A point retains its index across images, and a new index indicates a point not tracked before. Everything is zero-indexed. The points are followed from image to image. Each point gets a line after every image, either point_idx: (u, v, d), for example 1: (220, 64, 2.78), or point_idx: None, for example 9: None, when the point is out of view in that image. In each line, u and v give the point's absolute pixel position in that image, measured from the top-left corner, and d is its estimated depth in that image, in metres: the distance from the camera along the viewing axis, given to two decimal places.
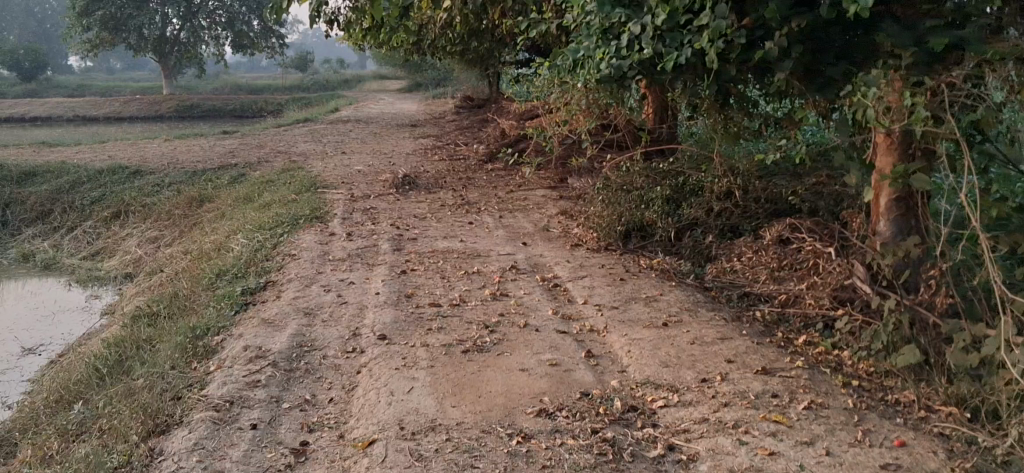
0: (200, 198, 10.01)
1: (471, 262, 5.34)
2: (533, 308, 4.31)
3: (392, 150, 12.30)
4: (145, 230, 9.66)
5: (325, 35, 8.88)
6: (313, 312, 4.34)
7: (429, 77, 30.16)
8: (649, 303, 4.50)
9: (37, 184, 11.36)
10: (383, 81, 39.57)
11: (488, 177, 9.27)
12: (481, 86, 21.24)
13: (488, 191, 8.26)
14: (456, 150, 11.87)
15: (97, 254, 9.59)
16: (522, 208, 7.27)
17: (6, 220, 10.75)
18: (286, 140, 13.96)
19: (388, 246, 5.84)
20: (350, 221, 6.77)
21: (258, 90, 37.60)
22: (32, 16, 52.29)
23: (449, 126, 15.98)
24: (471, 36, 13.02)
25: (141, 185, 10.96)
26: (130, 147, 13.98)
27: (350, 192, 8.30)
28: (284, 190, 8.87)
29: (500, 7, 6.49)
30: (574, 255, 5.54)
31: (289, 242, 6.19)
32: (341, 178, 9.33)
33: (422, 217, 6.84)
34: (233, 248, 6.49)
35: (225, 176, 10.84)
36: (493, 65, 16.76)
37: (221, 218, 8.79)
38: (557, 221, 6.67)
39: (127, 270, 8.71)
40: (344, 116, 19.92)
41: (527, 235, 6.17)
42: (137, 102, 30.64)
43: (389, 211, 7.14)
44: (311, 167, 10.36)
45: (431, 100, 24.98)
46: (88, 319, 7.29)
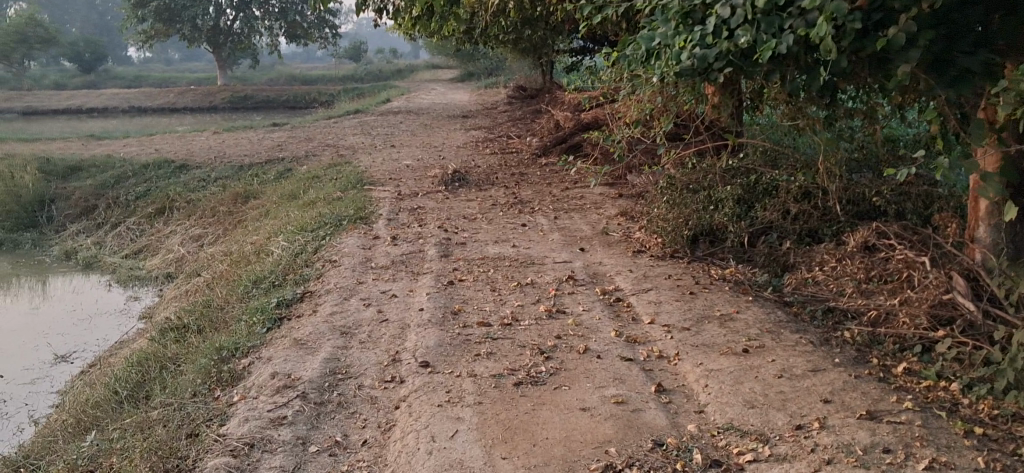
0: (245, 194, 9.72)
1: (525, 272, 4.90)
2: (594, 329, 3.85)
3: (442, 143, 11.88)
4: (189, 227, 9.40)
5: (373, 23, 8.50)
6: (350, 331, 3.94)
7: (481, 66, 29.77)
8: (724, 322, 4.01)
9: (84, 178, 11.19)
10: (434, 70, 39.21)
11: (542, 172, 8.80)
12: (535, 76, 20.79)
13: (541, 188, 7.80)
14: (509, 143, 11.42)
15: (140, 252, 9.35)
16: (578, 208, 6.80)
17: (51, 216, 10.58)
18: (335, 133, 13.63)
19: (434, 251, 5.43)
20: (396, 223, 6.37)
21: (311, 81, 37.59)
22: (92, 8, 53.03)
23: (501, 117, 15.53)
24: (525, 24, 12.58)
25: (186, 180, 10.70)
26: (178, 140, 13.80)
27: (397, 189, 7.92)
28: (329, 186, 8.52)
29: None
30: (637, 264, 5.06)
31: (331, 246, 5.81)
32: (388, 174, 8.95)
33: (472, 219, 6.41)
34: (273, 252, 6.14)
35: (271, 171, 10.53)
36: (547, 53, 16.30)
37: (265, 216, 8.47)
38: (617, 223, 6.19)
39: (168, 270, 8.44)
40: (395, 107, 19.57)
41: (585, 239, 5.71)
42: (191, 93, 30.75)
43: (437, 212, 6.72)
44: (359, 162, 10.00)
45: (484, 89, 24.61)
46: (125, 323, 7.01)
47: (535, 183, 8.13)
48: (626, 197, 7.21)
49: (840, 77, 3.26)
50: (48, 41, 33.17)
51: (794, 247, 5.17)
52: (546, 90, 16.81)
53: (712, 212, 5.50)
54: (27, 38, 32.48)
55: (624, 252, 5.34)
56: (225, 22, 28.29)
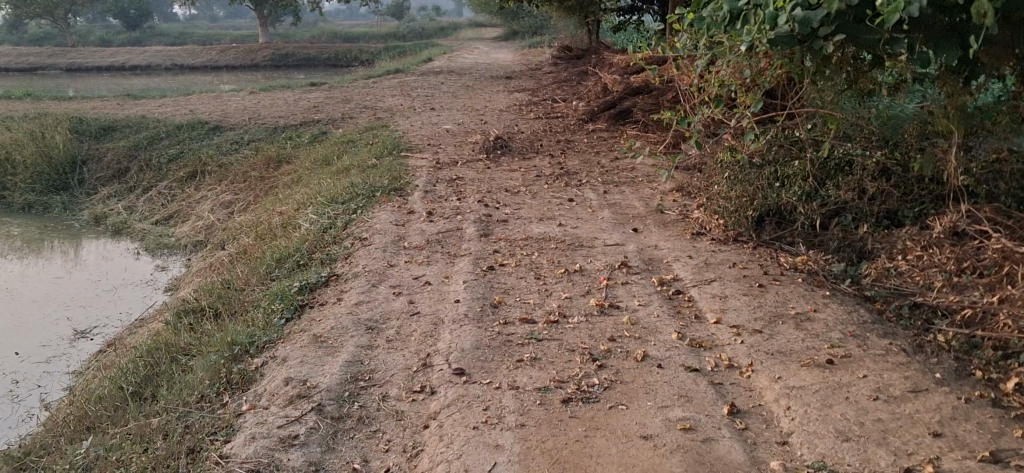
0: (278, 158, 9.33)
1: (571, 257, 4.43)
2: (653, 330, 3.38)
3: (484, 106, 11.38)
4: (220, 192, 9.05)
5: None
6: (377, 326, 3.51)
7: (525, 25, 29.13)
8: (800, 323, 3.51)
9: (116, 139, 10.90)
10: (477, 28, 38.50)
11: (589, 140, 8.29)
12: (580, 35, 20.17)
13: (588, 158, 7.29)
14: (554, 107, 10.89)
15: (170, 218, 9.03)
16: (629, 182, 6.29)
17: (82, 179, 10.31)
18: (374, 94, 13.19)
19: (473, 229, 4.98)
20: (432, 195, 5.93)
21: (352, 38, 37.18)
22: None
23: (545, 78, 14.95)
24: None
25: (219, 143, 10.35)
26: (214, 100, 13.45)
27: (435, 157, 7.46)
28: (365, 152, 8.10)
29: None
30: (697, 249, 4.57)
31: (362, 222, 5.38)
32: (427, 140, 8.50)
33: (514, 192, 5.94)
34: (301, 226, 5.73)
35: (306, 134, 10.14)
36: (594, 11, 15.68)
37: (297, 183, 8.08)
38: (671, 200, 5.69)
39: (197, 238, 8.11)
40: (436, 66, 19.05)
41: (638, 218, 5.21)
42: (233, 51, 30.47)
43: (477, 183, 6.26)
44: (396, 126, 9.55)
45: (527, 49, 24.02)
46: (150, 296, 6.69)
47: (582, 152, 7.63)
48: (680, 170, 6.70)
49: (976, 43, 2.72)
50: None
51: (872, 230, 4.64)
52: (592, 50, 16.16)
53: (778, 191, 4.95)
54: None
55: (681, 234, 4.85)
56: None
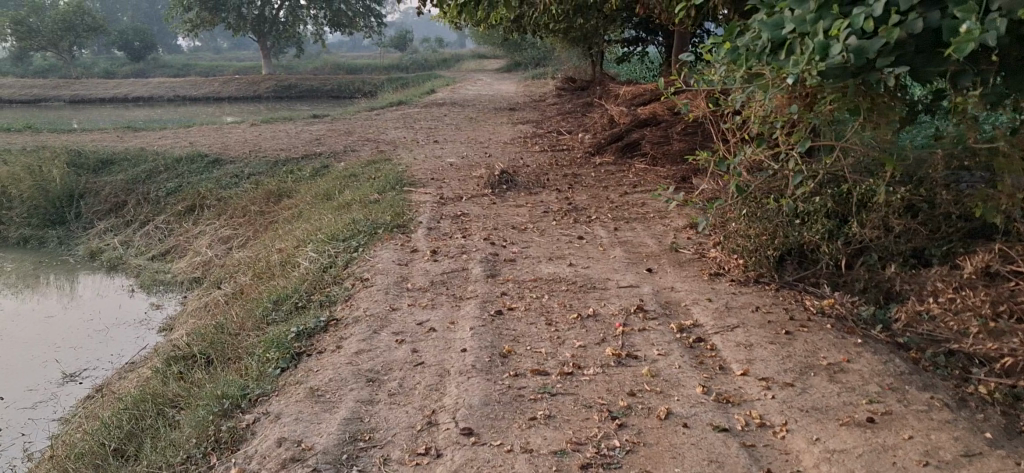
0: (279, 192, 9.13)
1: (583, 300, 4.20)
2: (675, 383, 3.14)
3: (488, 138, 11.19)
4: (219, 227, 8.84)
5: (417, 8, 7.86)
6: (378, 378, 3.27)
7: (529, 57, 29.11)
8: (834, 374, 3.27)
9: (113, 172, 10.71)
10: (481, 60, 38.51)
11: (597, 174, 8.08)
12: (584, 66, 20.08)
13: (597, 192, 7.08)
14: (560, 139, 10.70)
15: (167, 253, 8.81)
16: (641, 218, 6.07)
17: (79, 213, 10.10)
18: (376, 127, 13.01)
19: (479, 269, 4.76)
20: (437, 233, 5.71)
21: (356, 70, 37.20)
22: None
23: (550, 110, 14.79)
24: (578, 11, 11.87)
25: (219, 176, 10.16)
26: (214, 132, 13.27)
27: (439, 192, 7.25)
28: (367, 186, 7.89)
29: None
30: (716, 292, 4.33)
31: (363, 261, 5.16)
32: (431, 174, 8.29)
33: (521, 229, 5.72)
34: (300, 265, 5.51)
35: (307, 167, 9.94)
36: (598, 42, 15.57)
37: (298, 218, 7.86)
38: (686, 237, 5.45)
39: (195, 274, 7.89)
40: (439, 98, 18.91)
41: (652, 257, 4.99)
42: (236, 83, 30.41)
43: (483, 220, 6.05)
44: (399, 160, 9.36)
45: (530, 80, 23.93)
46: (143, 337, 6.44)
47: (590, 186, 7.41)
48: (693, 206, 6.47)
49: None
50: (95, 29, 33.08)
51: (900, 271, 4.41)
52: (597, 81, 16.02)
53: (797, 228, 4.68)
54: (74, 27, 32.44)
55: (698, 276, 4.62)
56: (270, 11, 28.91)
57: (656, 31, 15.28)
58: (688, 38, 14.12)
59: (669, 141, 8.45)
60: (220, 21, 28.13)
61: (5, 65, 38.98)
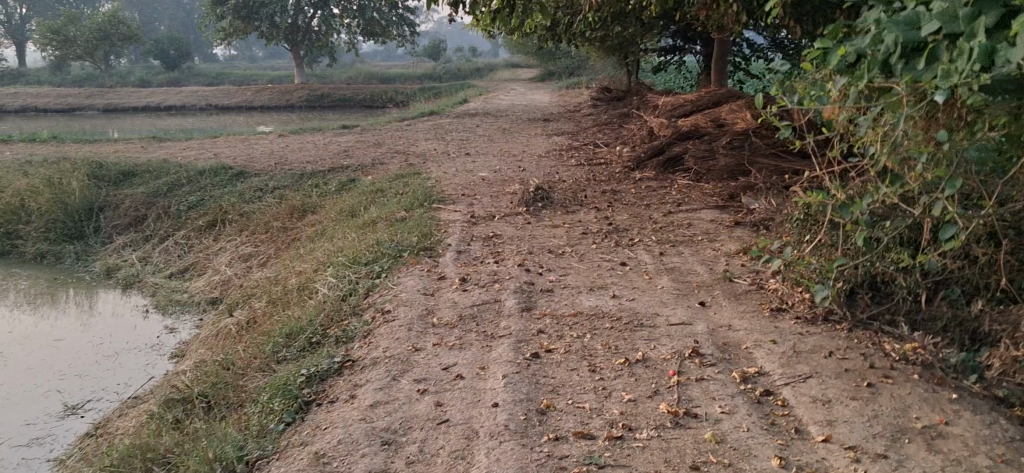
0: (303, 207, 8.74)
1: (628, 339, 3.71)
2: (745, 454, 2.66)
3: (522, 151, 10.74)
4: (240, 244, 8.47)
5: (449, 14, 7.45)
6: (396, 441, 2.84)
7: (564, 66, 28.66)
8: (932, 441, 2.76)
9: (135, 185, 10.41)
10: (513, 69, 38.11)
11: (637, 191, 7.59)
12: (621, 75, 19.58)
13: (638, 211, 6.59)
14: (596, 152, 10.22)
15: (186, 271, 8.45)
16: (688, 240, 5.58)
17: (99, 227, 9.81)
18: (406, 138, 12.61)
19: (512, 301, 4.29)
20: (466, 257, 5.26)
21: (388, 79, 36.93)
22: (179, 6, 53.63)
23: (585, 120, 14.31)
24: (617, 16, 11.38)
25: (242, 190, 9.80)
26: (241, 143, 12.95)
27: (469, 209, 6.81)
28: (394, 203, 7.47)
29: None
30: (780, 331, 3.82)
31: (386, 290, 4.72)
32: (461, 189, 7.86)
33: (559, 253, 5.25)
34: (317, 292, 5.09)
35: (333, 181, 9.54)
36: (636, 51, 15.08)
37: (321, 237, 7.45)
38: (739, 264, 4.95)
39: (212, 294, 7.51)
40: (471, 107, 18.51)
41: (705, 287, 4.48)
42: (268, 92, 30.27)
43: (516, 242, 5.59)
44: (429, 173, 8.93)
45: (565, 90, 23.46)
46: (153, 365, 6.05)
47: (631, 204, 6.93)
48: (743, 227, 5.97)
49: None
50: (130, 38, 33.14)
51: (991, 306, 3.85)
52: (634, 92, 15.52)
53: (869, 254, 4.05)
54: (108, 36, 32.51)
55: (757, 312, 4.12)
56: (304, 20, 28.72)
57: (695, 40, 14.78)
58: (729, 46, 13.60)
59: (714, 156, 7.95)
60: (252, 30, 28.05)
61: (43, 73, 39.24)
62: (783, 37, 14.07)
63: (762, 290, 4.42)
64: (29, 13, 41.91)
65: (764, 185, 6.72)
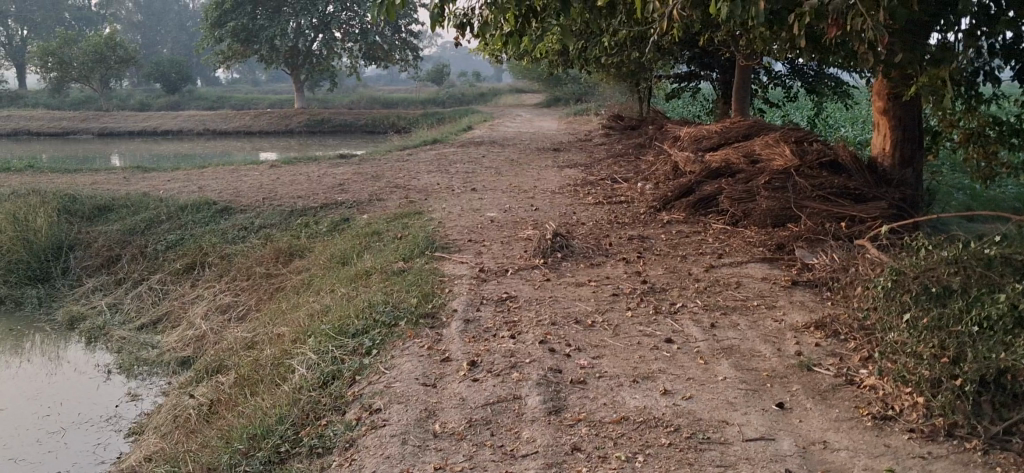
0: (290, 250, 7.86)
1: (697, 467, 2.79)
2: None
3: (532, 186, 9.84)
4: (219, 292, 7.56)
5: (456, 37, 6.60)
6: None
7: (570, 92, 27.95)
8: None
9: (110, 220, 9.56)
10: (518, 95, 37.37)
11: (667, 238, 6.67)
12: (633, 102, 18.77)
13: (674, 264, 5.68)
14: (615, 189, 9.31)
15: (158, 321, 7.55)
16: (741, 306, 4.67)
17: (68, 268, 8.94)
18: (407, 169, 11.75)
19: (537, 399, 3.36)
20: (477, 328, 4.35)
21: (391, 104, 36.25)
22: (181, 29, 53.03)
23: (598, 151, 13.44)
24: (636, 40, 10.54)
25: (225, 228, 8.92)
26: (230, 174, 12.10)
27: (477, 261, 5.90)
28: (392, 249, 6.58)
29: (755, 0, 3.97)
30: (894, 454, 2.90)
31: (378, 376, 3.82)
32: (467, 234, 6.95)
33: (588, 325, 4.33)
34: (294, 374, 4.18)
35: (325, 220, 8.64)
36: (652, 77, 14.25)
37: (307, 289, 6.54)
38: (811, 343, 4.03)
39: (183, 353, 6.59)
40: (475, 135, 17.66)
41: (779, 379, 3.57)
42: (267, 116, 29.51)
43: (536, 308, 4.67)
44: (430, 213, 8.04)
45: (573, 116, 22.68)
46: (104, 445, 5.12)
47: (664, 255, 6.02)
48: (801, 288, 5.07)
49: None
50: (127, 61, 32.38)
51: None
52: (647, 120, 14.64)
53: (988, 338, 3.13)
54: (105, 59, 31.78)
55: (855, 422, 3.19)
56: (305, 44, 28.08)
57: (713, 66, 13.93)
58: (750, 73, 12.74)
59: (753, 197, 7.08)
60: (252, 53, 27.28)
61: (41, 96, 38.59)
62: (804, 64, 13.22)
63: (854, 386, 3.49)
64: (30, 35, 41.27)
65: (815, 235, 5.86)
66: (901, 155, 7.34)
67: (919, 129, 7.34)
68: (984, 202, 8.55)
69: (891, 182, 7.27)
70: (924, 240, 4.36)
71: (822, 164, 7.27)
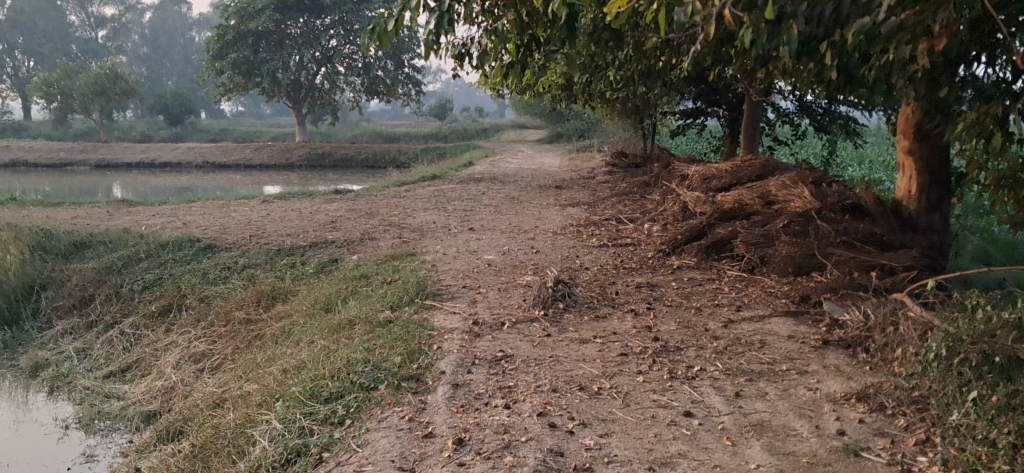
0: (272, 293, 7.32)
1: None
2: None
3: (533, 226, 9.32)
4: (194, 338, 7.02)
5: (455, 68, 6.11)
6: None
7: (573, 128, 27.54)
8: None
9: (87, 258, 9.05)
10: (520, 130, 37.01)
11: (678, 285, 6.12)
12: (638, 139, 18.32)
13: (688, 319, 5.12)
14: (620, 230, 8.77)
15: (127, 369, 6.99)
16: (767, 371, 4.10)
17: (38, 309, 8.40)
18: (403, 207, 11.24)
19: None
20: (467, 394, 3.80)
21: (393, 139, 35.89)
22: (186, 61, 52.93)
23: (602, 189, 12.93)
24: (644, 73, 10.07)
25: (207, 268, 8.39)
26: (219, 209, 11.61)
27: (469, 312, 5.35)
28: (378, 296, 6.04)
29: (795, 25, 3.47)
30: None
31: (348, 456, 3.27)
32: (462, 279, 6.41)
33: (593, 393, 3.77)
34: (253, 450, 3.62)
35: (312, 260, 8.10)
36: (659, 113, 13.79)
37: (286, 339, 5.99)
38: (854, 420, 3.47)
39: (148, 407, 6.02)
40: (475, 171, 17.18)
41: (821, 468, 3.01)
42: (267, 150, 29.12)
43: (534, 370, 4.11)
44: (424, 254, 7.52)
45: (577, 152, 22.24)
46: None
47: (676, 306, 5.46)
48: (832, 348, 4.51)
49: None
50: (128, 92, 32.12)
51: None
52: (652, 158, 14.15)
53: None
54: (105, 90, 31.50)
55: None
56: (306, 77, 27.80)
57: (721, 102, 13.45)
58: (759, 110, 12.24)
59: (772, 242, 6.54)
60: (253, 86, 26.95)
61: (44, 126, 38.38)
62: (814, 101, 12.73)
63: None
64: (35, 66, 41.25)
65: (844, 287, 5.31)
66: (928, 199, 6.77)
67: (948, 171, 6.78)
68: (1012, 249, 8.01)
69: (917, 228, 6.70)
70: (978, 300, 3.80)
71: (843, 208, 6.73)
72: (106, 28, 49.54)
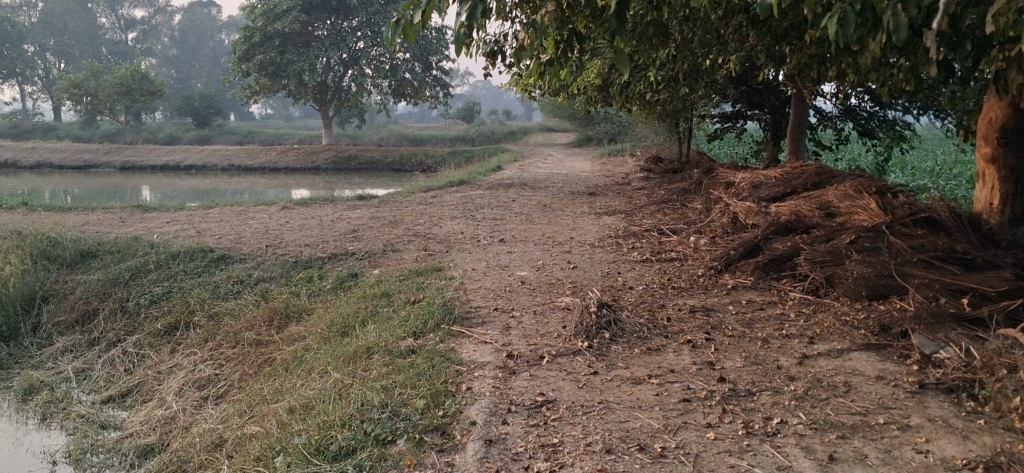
0: (286, 311, 6.73)
1: None
2: None
3: (568, 237, 8.66)
4: (200, 360, 6.43)
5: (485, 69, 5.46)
6: None
7: (603, 132, 26.89)
8: None
9: (93, 269, 8.49)
10: (549, 134, 36.39)
11: (735, 310, 5.43)
12: (673, 143, 17.62)
13: (753, 353, 4.43)
14: (663, 243, 8.09)
15: (127, 394, 6.40)
16: (862, 425, 3.41)
17: (39, 324, 7.83)
18: (429, 215, 10.61)
19: None
20: (506, 454, 3.15)
21: (420, 142, 35.39)
22: (214, 63, 52.82)
23: (638, 196, 12.25)
24: (687, 72, 9.38)
25: (218, 281, 7.81)
26: (236, 216, 11.05)
27: (501, 341, 4.70)
28: (399, 318, 5.42)
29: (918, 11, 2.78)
30: None
31: None
32: (493, 299, 5.78)
33: (657, 455, 3.11)
34: None
35: (330, 274, 7.51)
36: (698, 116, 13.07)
37: (297, 366, 5.38)
38: None
39: (145, 441, 5.41)
40: (504, 176, 16.53)
41: None
42: (292, 153, 28.68)
43: (582, 420, 3.45)
44: (450, 269, 6.89)
45: (608, 156, 21.58)
46: None
47: (737, 336, 4.77)
48: (931, 394, 3.82)
49: None
50: (155, 94, 31.79)
51: None
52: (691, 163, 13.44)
53: None
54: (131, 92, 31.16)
55: None
56: (333, 79, 27.33)
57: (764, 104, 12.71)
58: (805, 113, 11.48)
59: (839, 261, 5.83)
60: (279, 88, 26.50)
61: (72, 128, 38.22)
62: (857, 105, 11.90)
63: None
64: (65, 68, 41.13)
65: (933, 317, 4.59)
66: (1012, 212, 5.96)
67: None
68: None
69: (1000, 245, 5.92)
70: None
71: (917, 222, 5.99)
72: (136, 31, 49.44)
